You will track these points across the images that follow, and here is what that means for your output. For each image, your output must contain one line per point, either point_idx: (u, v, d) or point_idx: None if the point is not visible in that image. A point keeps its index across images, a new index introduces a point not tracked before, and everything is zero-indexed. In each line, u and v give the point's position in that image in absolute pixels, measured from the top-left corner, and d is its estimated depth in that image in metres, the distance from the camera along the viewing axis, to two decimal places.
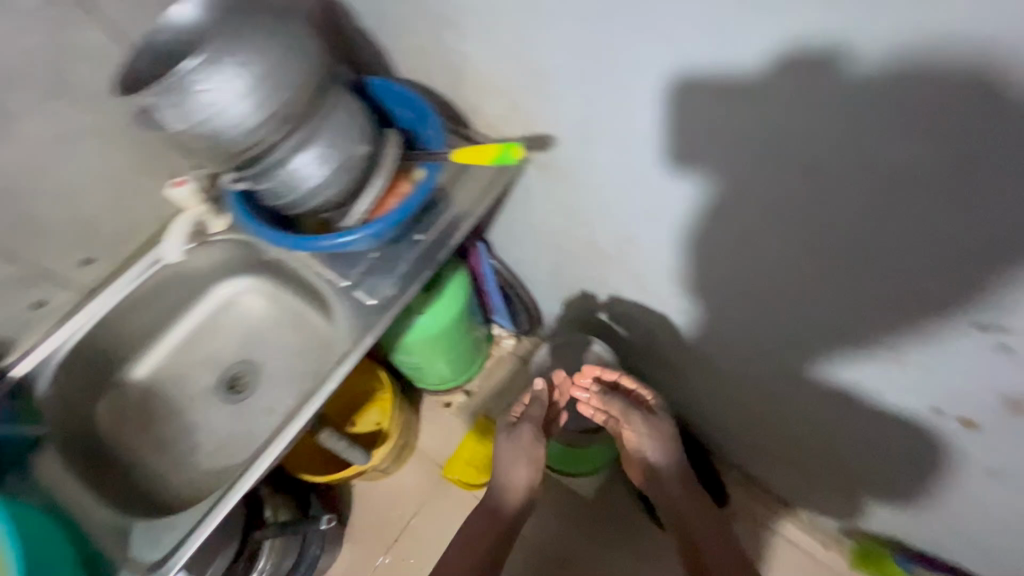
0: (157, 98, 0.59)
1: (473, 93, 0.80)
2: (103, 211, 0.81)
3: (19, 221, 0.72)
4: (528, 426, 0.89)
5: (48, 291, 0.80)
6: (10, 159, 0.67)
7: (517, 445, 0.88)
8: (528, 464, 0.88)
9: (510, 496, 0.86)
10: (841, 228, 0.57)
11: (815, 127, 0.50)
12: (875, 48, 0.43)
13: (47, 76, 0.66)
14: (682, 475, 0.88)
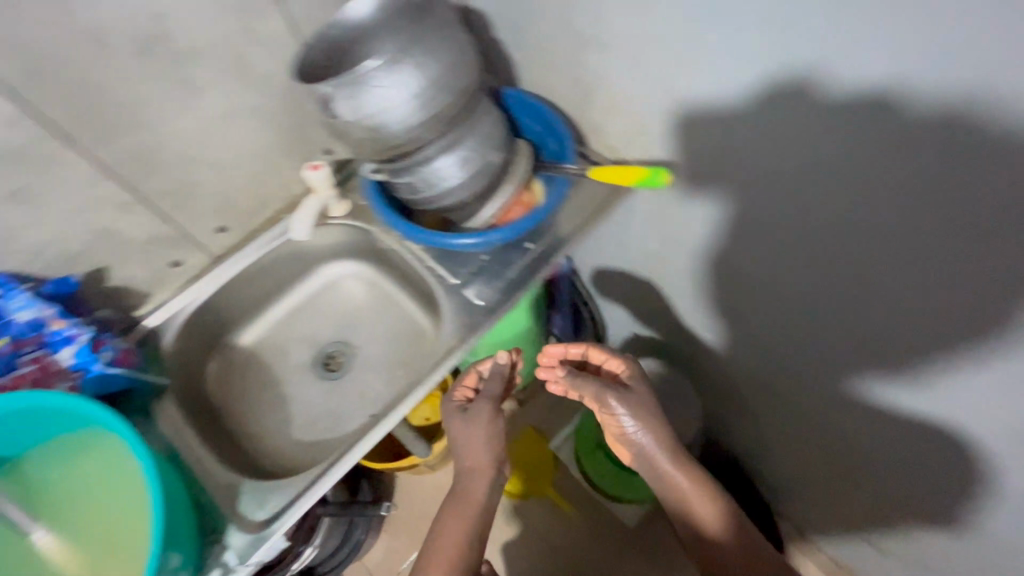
0: (335, 88, 0.62)
1: (603, 115, 0.82)
2: (245, 185, 0.85)
3: (178, 185, 0.77)
4: (484, 404, 0.80)
5: (184, 253, 0.85)
6: (186, 127, 0.72)
7: (469, 422, 0.78)
8: (483, 440, 0.78)
9: (470, 479, 0.77)
10: (871, 249, 0.57)
11: (853, 159, 0.52)
12: (889, 86, 0.46)
13: (230, 56, 0.71)
14: (668, 449, 0.72)
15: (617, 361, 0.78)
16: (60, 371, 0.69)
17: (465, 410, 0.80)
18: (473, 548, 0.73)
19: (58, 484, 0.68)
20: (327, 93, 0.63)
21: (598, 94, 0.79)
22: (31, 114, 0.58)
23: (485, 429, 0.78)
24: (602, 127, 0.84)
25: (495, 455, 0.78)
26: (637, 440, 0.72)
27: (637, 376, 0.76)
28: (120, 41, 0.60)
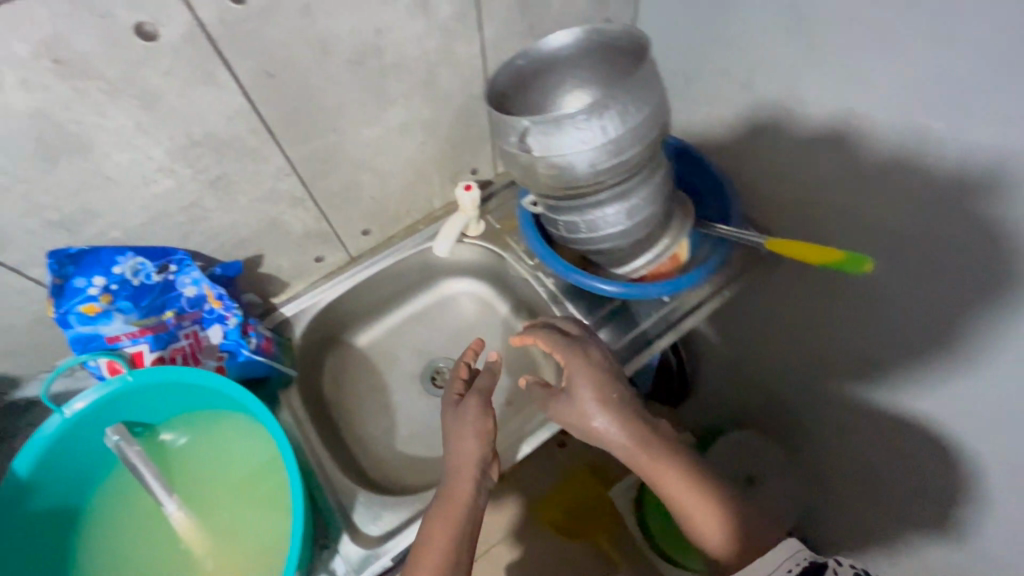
0: (536, 122, 0.62)
1: (774, 182, 0.78)
2: (397, 194, 0.87)
3: (344, 187, 0.78)
4: (472, 403, 0.68)
5: (329, 251, 0.87)
6: (369, 137, 0.74)
7: (457, 423, 0.67)
8: (474, 436, 0.66)
9: (455, 483, 0.65)
10: (899, 266, 0.66)
11: (885, 190, 0.64)
12: (902, 125, 0.59)
13: (424, 74, 0.72)
14: (638, 430, 0.60)
15: (561, 341, 0.65)
16: (208, 344, 0.72)
17: (458, 404, 0.70)
18: (465, 555, 0.61)
19: (195, 463, 0.69)
20: (525, 126, 0.62)
21: (774, 158, 0.76)
22: (254, 110, 0.60)
23: (475, 428, 0.66)
24: (766, 190, 0.80)
25: (485, 452, 0.66)
26: (607, 431, 0.60)
27: (584, 353, 0.64)
28: (344, 51, 0.62)
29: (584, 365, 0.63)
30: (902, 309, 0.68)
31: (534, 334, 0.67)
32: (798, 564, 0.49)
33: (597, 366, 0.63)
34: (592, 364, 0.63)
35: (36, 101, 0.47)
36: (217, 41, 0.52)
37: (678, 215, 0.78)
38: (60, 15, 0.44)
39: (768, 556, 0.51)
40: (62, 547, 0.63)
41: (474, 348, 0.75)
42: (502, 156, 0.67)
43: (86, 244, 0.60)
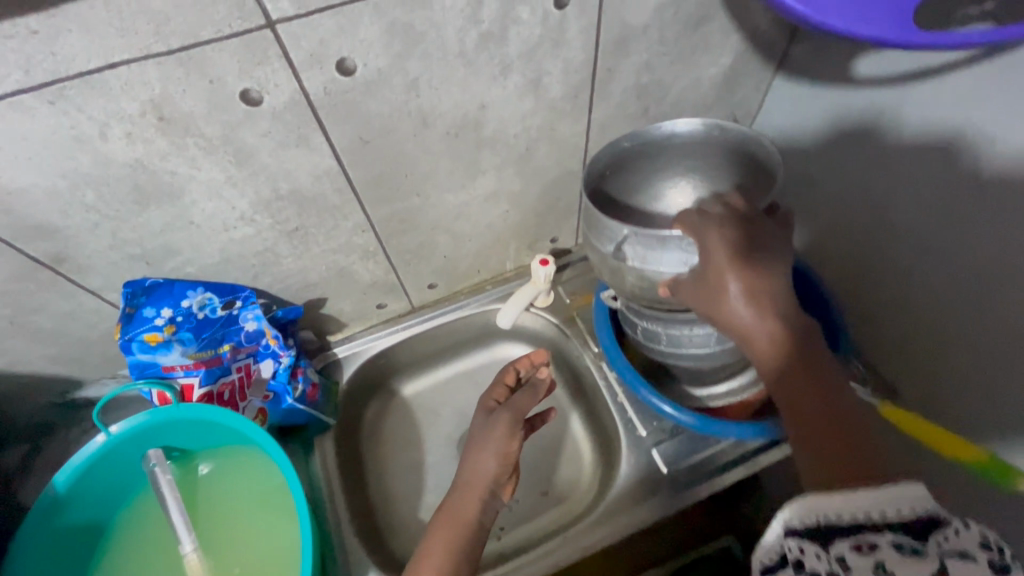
0: (637, 233, 0.50)
1: (906, 326, 0.68)
2: (471, 254, 0.83)
3: (419, 245, 0.75)
4: (500, 418, 0.64)
5: (392, 299, 0.84)
6: (454, 201, 0.71)
7: (483, 433, 0.64)
8: (493, 454, 0.62)
9: (462, 498, 0.60)
10: (1008, 323, 0.56)
11: (985, 235, 0.55)
12: (1006, 157, 0.51)
13: (522, 148, 0.67)
14: (786, 315, 0.45)
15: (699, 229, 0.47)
16: (258, 379, 0.71)
17: (491, 412, 0.66)
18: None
19: (220, 502, 0.68)
20: (625, 236, 0.51)
21: (914, 296, 0.66)
22: (342, 172, 0.58)
23: (497, 444, 0.62)
24: (894, 333, 0.70)
25: (500, 474, 0.61)
26: (746, 302, 0.45)
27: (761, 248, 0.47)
28: (443, 124, 0.59)
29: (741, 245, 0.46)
30: (1012, 381, 0.57)
31: (682, 219, 0.48)
32: (912, 509, 0.36)
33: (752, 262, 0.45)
34: (746, 253, 0.45)
35: (136, 152, 0.47)
36: (318, 108, 0.50)
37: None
38: (171, 77, 0.43)
39: (869, 489, 0.37)
40: (81, 563, 0.63)
41: (534, 358, 0.71)
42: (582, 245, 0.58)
43: (162, 276, 0.61)
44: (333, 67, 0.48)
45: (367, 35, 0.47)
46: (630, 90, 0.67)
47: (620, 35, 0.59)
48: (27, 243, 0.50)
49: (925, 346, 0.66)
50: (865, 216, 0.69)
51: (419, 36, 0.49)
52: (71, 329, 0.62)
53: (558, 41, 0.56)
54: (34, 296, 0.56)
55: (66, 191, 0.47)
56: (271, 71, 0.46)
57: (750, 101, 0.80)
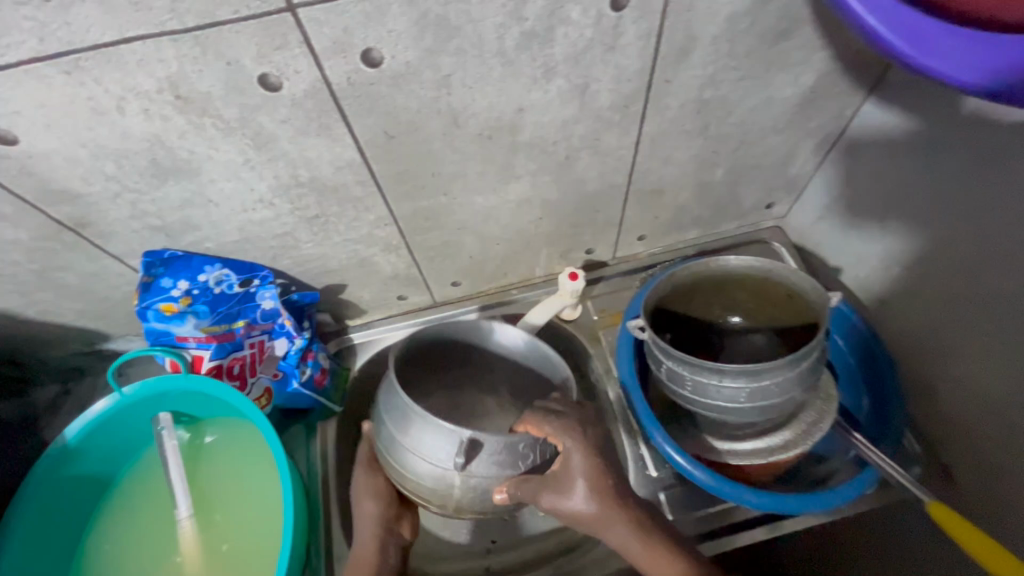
0: (479, 437, 0.53)
1: (987, 405, 0.60)
2: (498, 257, 0.79)
3: (443, 243, 0.72)
4: (359, 467, 0.64)
5: (413, 292, 0.82)
6: (484, 204, 0.67)
7: (358, 482, 0.63)
8: (370, 500, 0.62)
9: (360, 540, 0.60)
10: None
11: None
12: None
13: (560, 157, 0.62)
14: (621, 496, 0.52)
15: (550, 424, 0.54)
16: (270, 356, 0.71)
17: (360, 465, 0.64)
18: None
19: (216, 474, 0.69)
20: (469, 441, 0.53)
21: (1001, 372, 0.57)
22: (365, 165, 0.55)
23: (370, 490, 0.62)
24: (971, 412, 0.62)
25: (388, 511, 0.62)
26: (587, 500, 0.51)
27: (591, 431, 0.55)
28: (475, 124, 0.54)
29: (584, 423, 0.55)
30: None
31: (528, 419, 0.56)
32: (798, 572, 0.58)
33: (597, 448, 0.54)
34: (588, 444, 0.53)
35: (153, 128, 0.46)
36: (341, 99, 0.47)
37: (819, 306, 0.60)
38: (187, 56, 0.41)
39: None
40: (86, 508, 0.66)
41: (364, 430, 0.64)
42: (390, 458, 0.58)
43: (181, 249, 0.61)
44: (359, 57, 0.44)
45: (396, 25, 0.43)
46: (690, 104, 0.60)
47: (685, 44, 0.52)
48: (50, 206, 0.51)
49: (1008, 428, 0.58)
50: (958, 264, 0.60)
51: (454, 30, 0.45)
52: (96, 288, 0.63)
53: (612, 45, 0.50)
54: (60, 255, 0.57)
55: (86, 160, 0.47)
56: (292, 57, 0.43)
57: (830, 126, 0.70)
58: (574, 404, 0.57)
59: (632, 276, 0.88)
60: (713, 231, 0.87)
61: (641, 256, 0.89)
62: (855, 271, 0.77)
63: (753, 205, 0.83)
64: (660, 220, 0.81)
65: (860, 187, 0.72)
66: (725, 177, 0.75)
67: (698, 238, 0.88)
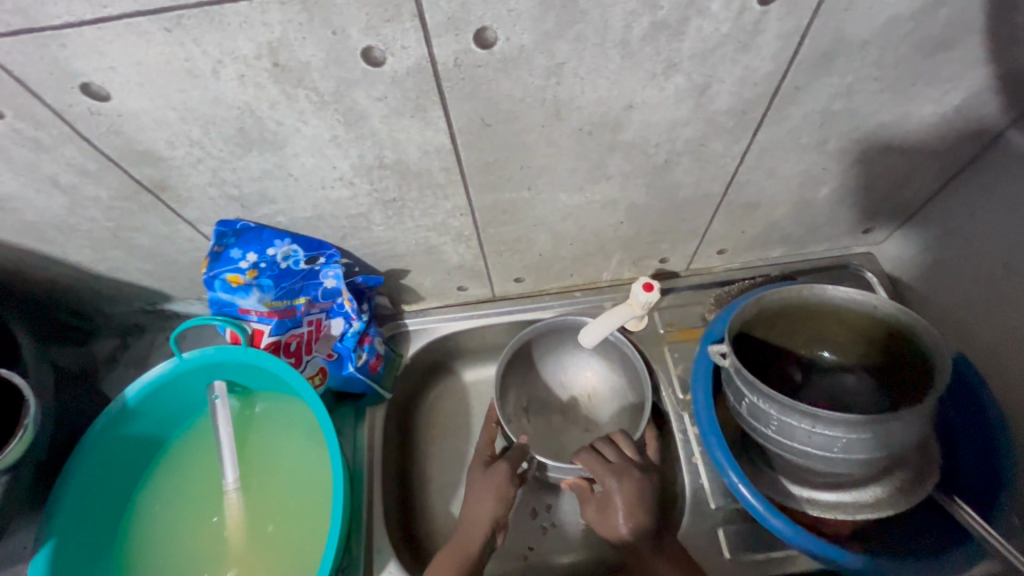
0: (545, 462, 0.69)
1: None
2: (568, 257, 0.75)
3: (516, 238, 0.69)
4: (499, 465, 0.67)
5: (474, 284, 0.79)
6: (567, 202, 0.62)
7: (483, 480, 0.66)
8: (491, 497, 0.64)
9: (468, 530, 0.62)
10: None
11: None
12: None
13: (659, 160, 0.57)
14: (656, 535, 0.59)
15: (598, 465, 0.63)
16: (326, 335, 0.69)
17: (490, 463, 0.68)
18: None
19: (264, 450, 0.68)
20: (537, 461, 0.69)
21: None
22: (453, 152, 0.52)
23: (496, 489, 0.65)
24: None
25: (500, 515, 0.64)
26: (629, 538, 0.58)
27: (634, 477, 0.62)
28: (577, 118, 0.50)
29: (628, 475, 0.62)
30: None
31: (583, 458, 0.65)
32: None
33: (636, 491, 0.61)
34: (629, 487, 0.61)
35: (246, 95, 0.43)
36: (444, 80, 0.44)
37: (933, 356, 0.54)
38: (292, 22, 0.38)
39: None
40: (137, 470, 0.66)
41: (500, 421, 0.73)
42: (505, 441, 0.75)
43: (254, 220, 0.59)
44: (472, 36, 0.40)
45: (518, 4, 0.39)
46: (814, 115, 0.54)
47: (829, 48, 0.46)
48: (133, 166, 0.49)
49: None
50: None
51: (580, 14, 0.40)
52: (166, 251, 0.62)
53: (747, 44, 0.44)
54: (136, 215, 0.56)
55: (173, 122, 0.45)
56: (401, 31, 0.39)
57: (960, 152, 0.63)
58: (626, 451, 0.66)
59: (704, 290, 0.82)
60: (799, 251, 0.81)
61: (716, 271, 0.83)
62: (961, 314, 0.69)
63: (849, 228, 0.76)
64: (745, 235, 0.75)
65: (983, 224, 0.65)
66: (829, 196, 0.68)
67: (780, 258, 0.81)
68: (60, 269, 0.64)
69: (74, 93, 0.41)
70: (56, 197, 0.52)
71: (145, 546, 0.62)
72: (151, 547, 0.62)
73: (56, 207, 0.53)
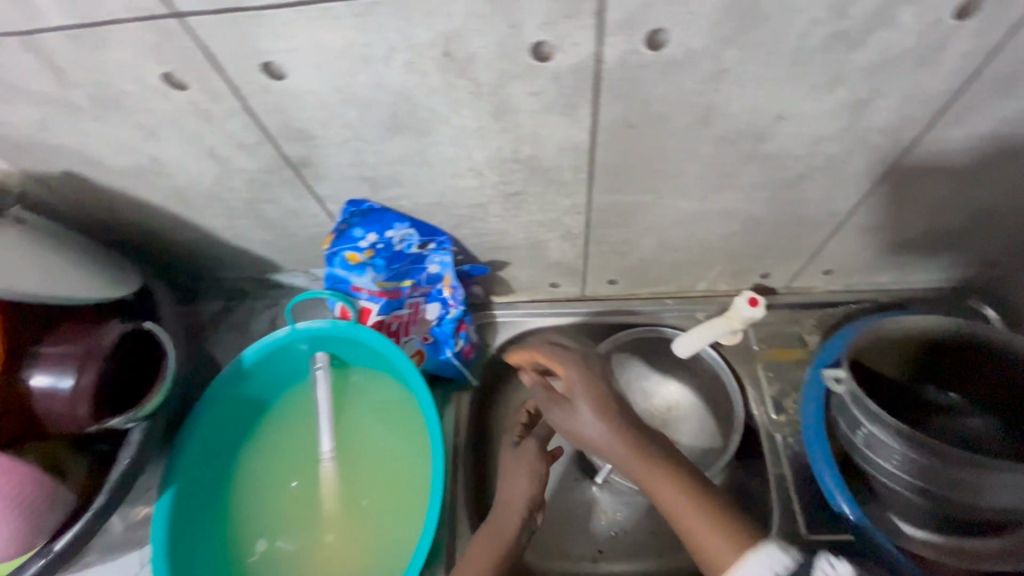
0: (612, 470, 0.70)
1: None
2: (668, 263, 0.74)
3: (623, 240, 0.68)
4: (528, 444, 0.63)
5: (567, 282, 0.79)
6: (685, 208, 0.61)
7: (515, 459, 0.63)
8: (523, 479, 0.61)
9: (503, 513, 0.60)
10: None
11: None
12: None
13: (793, 174, 0.55)
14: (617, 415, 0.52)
15: (557, 352, 0.58)
16: (423, 320, 0.71)
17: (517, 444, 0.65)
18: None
19: (359, 425, 0.70)
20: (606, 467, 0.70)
21: None
22: (589, 151, 0.52)
23: (529, 469, 0.61)
24: None
25: (536, 496, 0.61)
26: (590, 418, 0.52)
27: (592, 360, 0.57)
28: (723, 127, 0.49)
29: (594, 371, 0.55)
30: None
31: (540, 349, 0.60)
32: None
33: (594, 375, 0.55)
34: (586, 372, 0.55)
35: (409, 82, 0.44)
36: (604, 79, 0.43)
37: None
38: (475, 14, 0.38)
39: None
40: (241, 428, 0.69)
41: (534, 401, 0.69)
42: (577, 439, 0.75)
43: (379, 203, 0.60)
44: (645, 38, 0.40)
45: (700, 7, 0.38)
46: (974, 139, 0.51)
47: (1014, 69, 0.43)
48: (286, 142, 0.51)
49: None
50: None
51: (760, 20, 0.39)
52: (289, 224, 0.65)
53: (925, 60, 0.42)
54: (273, 189, 0.58)
55: (334, 104, 0.47)
56: (577, 28, 0.39)
57: None
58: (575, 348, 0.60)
59: (803, 311, 0.79)
60: (912, 281, 0.77)
61: (817, 292, 0.79)
62: None
63: (973, 261, 0.72)
64: (859, 257, 0.72)
65: None
66: (961, 225, 0.64)
67: (889, 284, 0.77)
68: (190, 235, 0.68)
69: (255, 71, 0.43)
70: (209, 166, 0.55)
71: (249, 500, 0.66)
72: (252, 500, 0.66)
73: (205, 176, 0.56)
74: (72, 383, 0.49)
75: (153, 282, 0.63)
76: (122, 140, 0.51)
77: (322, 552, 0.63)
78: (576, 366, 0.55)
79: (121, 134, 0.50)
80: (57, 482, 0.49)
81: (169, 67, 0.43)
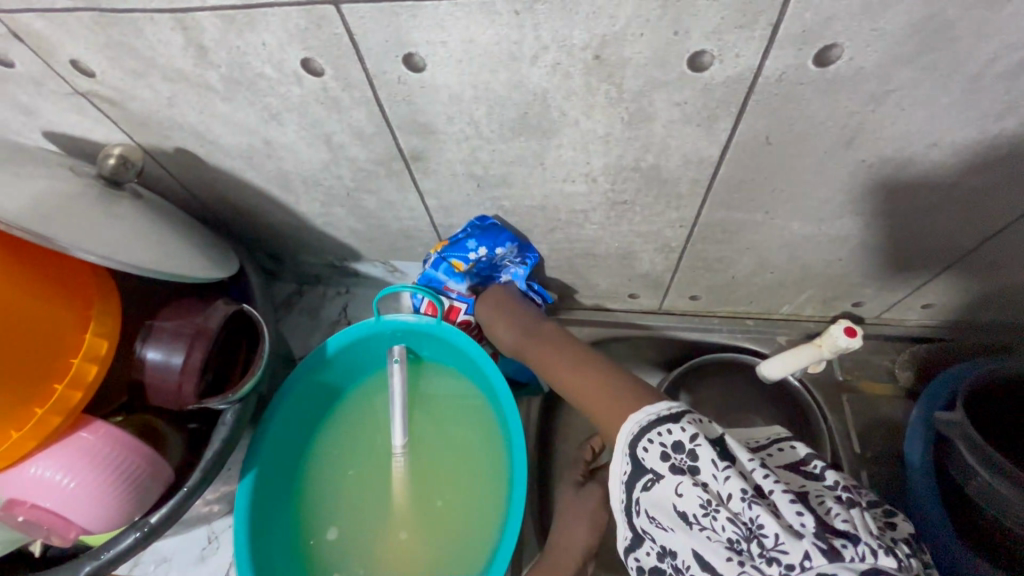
0: None
1: None
2: (759, 284, 0.71)
3: (718, 257, 0.66)
4: (593, 486, 0.62)
5: (647, 294, 0.77)
6: (796, 230, 0.58)
7: (575, 501, 0.62)
8: (586, 522, 0.60)
9: (562, 556, 0.59)
10: None
11: None
12: None
13: (923, 206, 0.52)
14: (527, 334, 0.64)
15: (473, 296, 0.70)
16: None
17: (580, 484, 0.64)
18: None
19: (429, 422, 0.69)
20: None
21: None
22: (715, 165, 0.50)
23: (591, 517, 0.60)
24: None
25: (594, 542, 0.60)
26: (509, 342, 0.66)
27: (501, 294, 0.67)
28: (866, 150, 0.46)
29: (502, 301, 0.67)
30: None
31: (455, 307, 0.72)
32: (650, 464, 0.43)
33: (503, 309, 0.67)
34: (492, 307, 0.67)
35: (550, 83, 0.43)
36: (755, 93, 0.41)
37: None
38: (642, 18, 0.37)
39: None
40: (315, 415, 0.69)
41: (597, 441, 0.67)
42: None
43: (503, 220, 0.62)
44: (816, 53, 0.38)
45: (887, 24, 0.36)
46: None
47: None
48: (404, 134, 0.50)
49: None
50: None
51: (947, 41, 0.36)
52: (383, 215, 0.64)
53: None
54: (377, 180, 0.58)
55: (465, 101, 0.45)
56: (745, 39, 0.37)
57: None
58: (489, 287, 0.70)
59: (894, 344, 0.76)
60: None
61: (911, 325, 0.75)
62: None
63: None
64: (969, 296, 0.67)
65: None
66: None
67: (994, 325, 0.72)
68: (282, 218, 0.67)
69: (396, 62, 0.42)
70: (320, 153, 0.54)
71: (319, 487, 0.66)
72: (319, 489, 0.66)
73: (314, 163, 0.56)
74: (183, 360, 0.49)
75: (246, 263, 0.63)
76: (242, 121, 0.51)
77: (393, 547, 0.63)
78: (486, 298, 0.68)
79: (242, 115, 0.50)
80: (155, 459, 0.49)
81: (311, 52, 0.42)
